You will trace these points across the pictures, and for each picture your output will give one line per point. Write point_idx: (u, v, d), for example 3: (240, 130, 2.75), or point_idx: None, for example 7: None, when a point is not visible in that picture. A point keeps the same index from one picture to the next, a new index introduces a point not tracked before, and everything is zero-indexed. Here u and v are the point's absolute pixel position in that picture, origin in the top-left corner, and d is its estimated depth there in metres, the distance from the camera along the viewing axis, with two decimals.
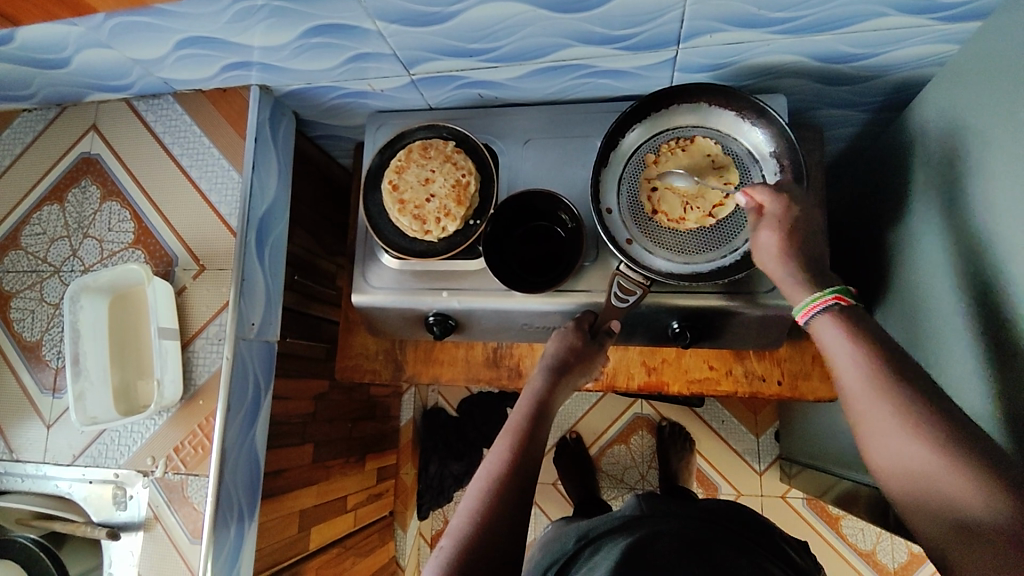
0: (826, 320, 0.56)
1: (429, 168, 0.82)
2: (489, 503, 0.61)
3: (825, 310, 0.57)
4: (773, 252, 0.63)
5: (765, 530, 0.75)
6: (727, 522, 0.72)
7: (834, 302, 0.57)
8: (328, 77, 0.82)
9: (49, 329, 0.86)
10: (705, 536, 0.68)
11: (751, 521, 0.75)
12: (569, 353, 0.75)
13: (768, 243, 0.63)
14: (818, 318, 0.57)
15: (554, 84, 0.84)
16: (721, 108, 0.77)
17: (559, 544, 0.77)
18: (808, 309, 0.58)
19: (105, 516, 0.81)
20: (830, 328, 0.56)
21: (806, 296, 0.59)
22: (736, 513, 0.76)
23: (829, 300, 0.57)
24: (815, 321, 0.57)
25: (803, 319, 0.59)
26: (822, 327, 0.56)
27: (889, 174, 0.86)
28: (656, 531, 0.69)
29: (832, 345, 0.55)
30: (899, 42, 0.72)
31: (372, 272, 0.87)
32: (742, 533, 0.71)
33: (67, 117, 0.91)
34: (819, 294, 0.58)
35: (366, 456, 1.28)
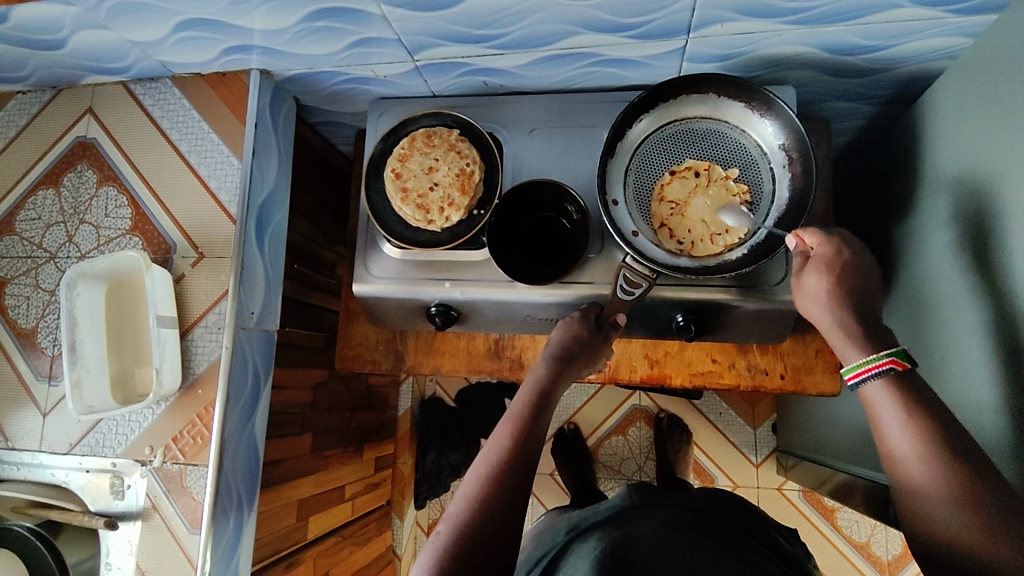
0: (876, 385, 0.58)
1: (433, 157, 0.81)
2: (489, 487, 0.60)
3: (877, 375, 0.58)
4: (818, 300, 0.65)
5: (755, 518, 0.75)
6: (726, 514, 0.72)
7: (888, 366, 0.58)
8: (331, 62, 0.81)
9: (44, 316, 0.85)
10: (699, 526, 0.67)
11: (741, 510, 0.75)
12: (574, 342, 0.74)
13: (814, 289, 0.65)
14: (868, 382, 0.59)
15: (560, 72, 0.83)
16: (731, 99, 0.76)
17: (550, 539, 0.77)
18: (858, 370, 0.60)
19: (102, 505, 0.80)
20: (880, 392, 0.58)
21: (855, 357, 0.61)
22: (725, 501, 0.76)
23: (884, 364, 0.58)
24: (865, 384, 0.59)
25: (851, 381, 0.60)
26: (873, 394, 0.58)
27: (896, 169, 0.86)
28: (642, 519, 0.68)
29: (885, 414, 0.56)
30: (911, 34, 0.71)
31: (374, 262, 0.86)
32: (731, 520, 0.71)
33: (62, 100, 0.89)
34: (872, 356, 0.59)
35: (364, 446, 1.28)
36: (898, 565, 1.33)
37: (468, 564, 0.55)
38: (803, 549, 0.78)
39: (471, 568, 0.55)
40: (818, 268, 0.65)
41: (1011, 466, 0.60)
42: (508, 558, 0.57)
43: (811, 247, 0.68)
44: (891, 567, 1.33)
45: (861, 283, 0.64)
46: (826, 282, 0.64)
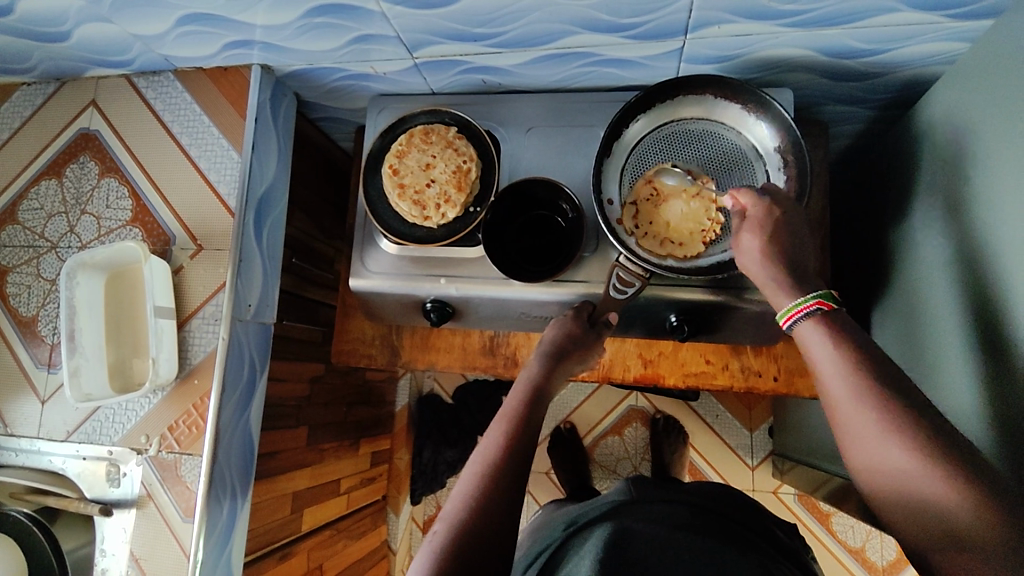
0: (810, 328, 0.56)
1: (430, 153, 0.81)
2: (484, 487, 0.61)
3: (807, 318, 0.57)
4: (755, 257, 0.62)
5: (756, 515, 0.75)
6: (723, 510, 0.72)
7: (816, 308, 0.56)
8: (331, 58, 0.81)
9: (45, 305, 0.86)
10: (697, 522, 0.67)
11: (739, 505, 0.75)
12: (567, 339, 0.75)
13: (750, 247, 0.62)
14: (801, 324, 0.57)
15: (558, 72, 0.83)
16: (727, 100, 0.77)
17: (547, 534, 0.77)
18: (790, 315, 0.58)
19: (98, 492, 0.81)
20: (813, 334, 0.56)
21: (789, 300, 0.58)
22: (723, 497, 0.76)
23: (811, 306, 0.56)
24: (797, 327, 0.57)
25: (786, 324, 0.58)
26: (806, 331, 0.56)
27: (892, 172, 0.86)
28: (642, 514, 0.68)
29: (818, 352, 0.55)
30: (908, 39, 0.71)
31: (371, 257, 0.86)
32: (731, 517, 0.71)
33: (66, 91, 0.90)
34: (800, 300, 0.57)
35: (361, 440, 1.29)
36: (893, 571, 1.33)
37: (463, 565, 0.55)
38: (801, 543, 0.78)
39: (465, 567, 0.55)
40: (753, 227, 0.63)
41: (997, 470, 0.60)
42: (502, 557, 0.57)
43: (746, 206, 0.64)
44: (886, 572, 1.33)
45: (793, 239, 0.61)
46: (758, 241, 0.62)
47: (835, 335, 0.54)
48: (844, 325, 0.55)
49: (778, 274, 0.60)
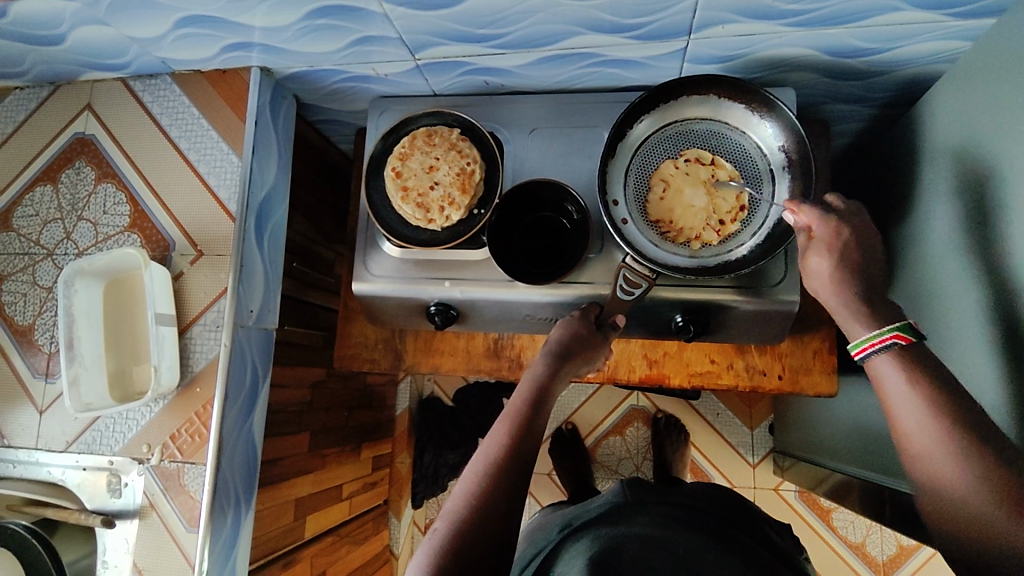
0: (885, 360, 0.56)
1: (434, 156, 0.81)
2: (486, 484, 0.60)
3: (882, 350, 0.57)
4: (824, 279, 0.62)
5: (750, 515, 0.76)
6: (718, 511, 0.73)
7: (892, 341, 0.56)
8: (332, 60, 0.80)
9: (42, 313, 0.84)
10: (692, 524, 0.67)
11: (735, 509, 0.75)
12: (573, 339, 0.74)
13: (820, 269, 0.62)
14: (876, 357, 0.57)
15: (561, 72, 0.83)
16: (731, 100, 0.77)
17: (544, 537, 0.76)
18: (863, 346, 0.58)
19: (99, 503, 0.80)
20: (888, 367, 0.56)
21: (862, 333, 0.59)
22: (718, 499, 0.76)
23: (887, 340, 0.57)
24: (870, 360, 0.58)
25: (859, 356, 0.59)
26: (880, 366, 0.57)
27: (895, 171, 0.86)
28: (639, 518, 0.67)
29: (893, 388, 0.55)
30: (912, 37, 0.71)
31: (374, 261, 0.86)
32: (726, 520, 0.71)
33: (61, 95, 0.89)
34: (875, 333, 0.57)
35: (362, 444, 1.28)
36: (893, 566, 1.34)
37: (464, 562, 0.55)
38: (794, 547, 0.78)
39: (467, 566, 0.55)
40: (821, 249, 0.63)
41: None
42: (507, 559, 0.57)
43: (812, 225, 0.65)
44: (886, 567, 1.34)
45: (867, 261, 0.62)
46: (832, 265, 0.62)
47: (914, 373, 0.55)
48: (922, 360, 0.55)
49: (849, 300, 0.61)
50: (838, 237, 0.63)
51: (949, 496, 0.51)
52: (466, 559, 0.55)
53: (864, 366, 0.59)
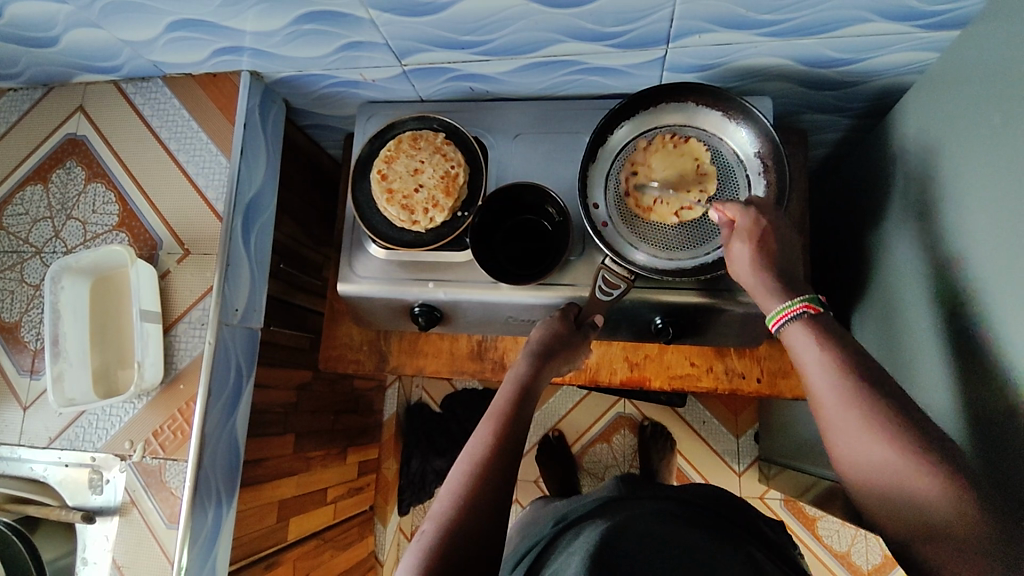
0: (797, 327, 0.59)
1: (418, 159, 0.82)
2: (473, 484, 0.61)
3: (793, 320, 0.59)
4: (745, 266, 0.64)
5: (742, 508, 0.77)
6: (705, 504, 0.74)
7: (802, 311, 0.59)
8: (320, 65, 0.82)
9: (28, 310, 0.85)
10: (677, 516, 0.68)
11: (726, 502, 0.77)
12: (554, 339, 0.75)
13: (742, 255, 0.65)
14: (790, 325, 0.60)
15: (545, 79, 0.85)
16: (708, 107, 0.78)
17: (536, 531, 0.78)
18: (778, 318, 0.61)
19: (80, 500, 0.80)
20: (799, 333, 0.58)
21: (776, 305, 0.61)
22: (711, 495, 0.77)
23: (799, 309, 0.59)
24: (785, 330, 0.60)
25: (775, 327, 0.61)
26: (794, 334, 0.59)
27: (869, 179, 0.88)
28: (635, 510, 0.68)
29: (807, 355, 0.57)
30: (882, 48, 0.74)
31: (359, 262, 0.87)
32: (721, 513, 0.73)
33: (54, 97, 0.91)
34: (787, 304, 0.60)
35: (348, 449, 1.28)
36: None
37: (453, 562, 0.55)
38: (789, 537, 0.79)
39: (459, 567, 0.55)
40: (742, 237, 0.65)
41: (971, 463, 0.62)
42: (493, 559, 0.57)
43: (732, 218, 0.67)
44: None
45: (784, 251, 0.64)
46: (750, 249, 0.64)
47: (823, 339, 0.56)
48: (829, 326, 0.57)
49: (767, 280, 0.63)
50: (758, 227, 0.65)
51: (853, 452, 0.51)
52: (455, 561, 0.55)
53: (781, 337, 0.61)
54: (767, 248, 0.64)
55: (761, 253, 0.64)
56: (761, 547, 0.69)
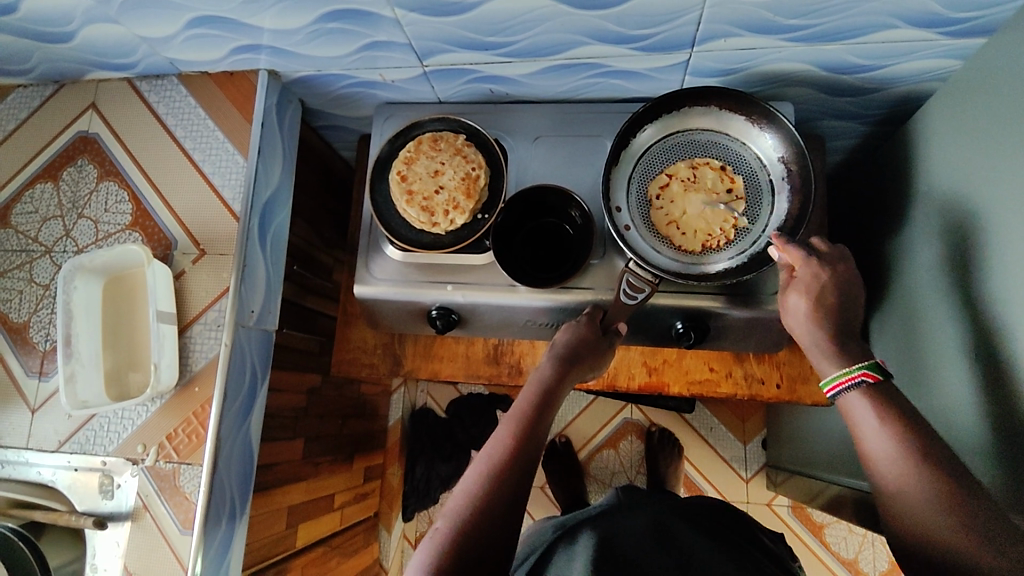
0: (855, 396, 0.60)
1: (439, 160, 0.82)
2: (488, 485, 0.59)
3: (853, 386, 0.61)
4: (800, 318, 0.67)
5: (744, 521, 0.78)
6: (705, 511, 0.75)
7: (861, 377, 0.60)
8: (340, 65, 0.82)
9: (37, 310, 0.83)
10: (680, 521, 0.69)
11: (727, 514, 0.77)
12: (579, 344, 0.73)
13: (797, 308, 0.67)
14: (847, 393, 0.61)
15: (566, 82, 0.84)
16: (732, 112, 0.78)
17: (537, 537, 0.80)
18: (834, 383, 0.62)
19: (90, 505, 0.78)
20: (858, 402, 0.60)
21: (832, 371, 0.63)
22: (708, 504, 0.79)
23: (856, 376, 0.61)
24: (842, 397, 0.61)
25: (831, 393, 0.63)
26: (851, 403, 0.60)
27: (888, 186, 0.88)
28: (630, 517, 0.69)
29: (863, 424, 0.59)
30: (905, 55, 0.74)
31: (376, 264, 0.86)
32: (718, 520, 0.74)
33: (65, 94, 0.89)
34: (846, 369, 0.61)
35: (355, 455, 1.26)
36: None
37: (461, 563, 0.54)
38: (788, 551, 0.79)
39: (467, 565, 0.55)
40: (801, 286, 0.67)
41: (998, 468, 0.61)
42: (501, 557, 0.56)
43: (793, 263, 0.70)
44: None
45: (844, 298, 0.66)
46: (808, 301, 0.66)
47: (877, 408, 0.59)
48: (889, 396, 0.59)
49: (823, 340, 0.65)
50: (817, 278, 0.67)
51: (910, 523, 0.53)
52: (465, 560, 0.55)
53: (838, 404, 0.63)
54: (825, 305, 0.66)
55: (820, 303, 0.66)
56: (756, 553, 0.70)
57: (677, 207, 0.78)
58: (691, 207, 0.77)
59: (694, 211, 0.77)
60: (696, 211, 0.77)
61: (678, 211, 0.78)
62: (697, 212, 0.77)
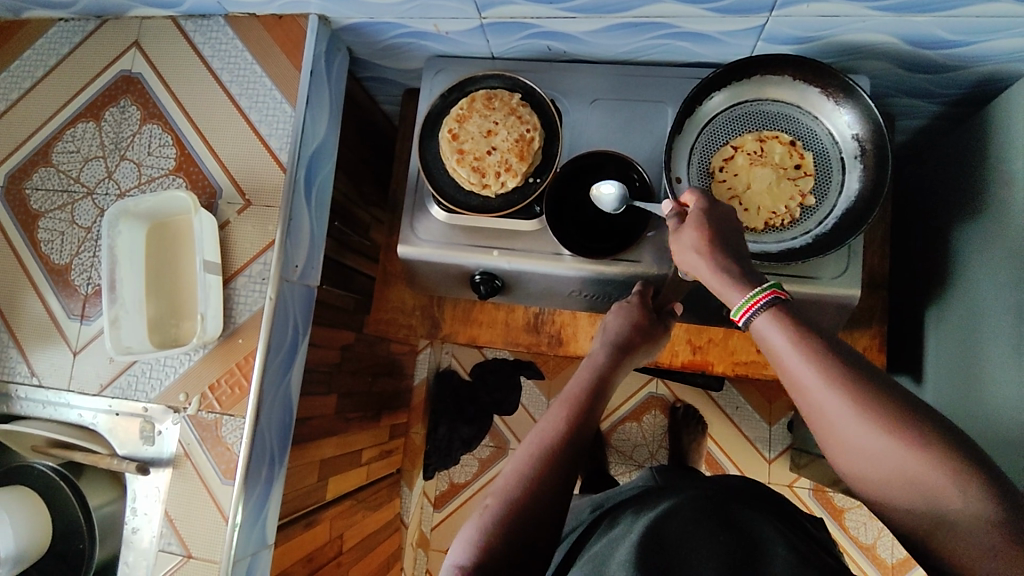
0: (766, 320, 0.52)
1: (492, 120, 0.78)
2: (539, 468, 0.58)
3: (763, 310, 0.52)
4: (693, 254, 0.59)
5: (787, 506, 0.76)
6: (745, 490, 0.75)
7: (771, 297, 0.52)
8: (393, 13, 0.78)
9: (79, 252, 0.82)
10: (721, 496, 0.68)
11: (762, 491, 0.77)
12: (634, 327, 0.72)
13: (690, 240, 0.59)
14: (758, 317, 0.52)
15: (628, 43, 0.80)
16: (808, 83, 0.74)
17: (576, 515, 0.80)
18: (744, 310, 0.53)
19: (131, 449, 0.79)
20: (771, 328, 0.51)
21: (739, 296, 0.54)
22: (751, 485, 0.78)
23: (766, 296, 0.52)
24: (754, 321, 0.52)
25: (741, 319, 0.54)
26: (764, 328, 0.52)
27: (958, 171, 0.84)
28: (676, 496, 0.69)
29: (784, 353, 0.50)
30: (999, 31, 0.69)
31: (421, 225, 0.84)
32: (753, 495, 0.74)
33: (108, 30, 0.86)
34: (752, 293, 0.53)
35: (382, 412, 1.27)
36: (902, 568, 1.33)
37: (510, 541, 0.54)
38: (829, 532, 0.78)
39: (517, 542, 0.54)
40: (695, 219, 0.60)
41: None
42: (550, 537, 0.56)
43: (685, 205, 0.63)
44: (896, 570, 1.33)
45: (729, 231, 0.59)
46: (700, 233, 0.59)
47: (791, 324, 0.50)
48: (795, 313, 0.51)
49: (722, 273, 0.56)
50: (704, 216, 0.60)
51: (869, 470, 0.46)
52: (515, 538, 0.54)
53: (748, 331, 0.54)
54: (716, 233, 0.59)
55: (712, 234, 0.59)
56: (798, 530, 0.70)
57: (740, 181, 0.74)
58: (756, 182, 0.74)
59: (758, 185, 0.74)
60: (760, 185, 0.74)
61: (741, 183, 0.74)
62: (760, 186, 0.74)
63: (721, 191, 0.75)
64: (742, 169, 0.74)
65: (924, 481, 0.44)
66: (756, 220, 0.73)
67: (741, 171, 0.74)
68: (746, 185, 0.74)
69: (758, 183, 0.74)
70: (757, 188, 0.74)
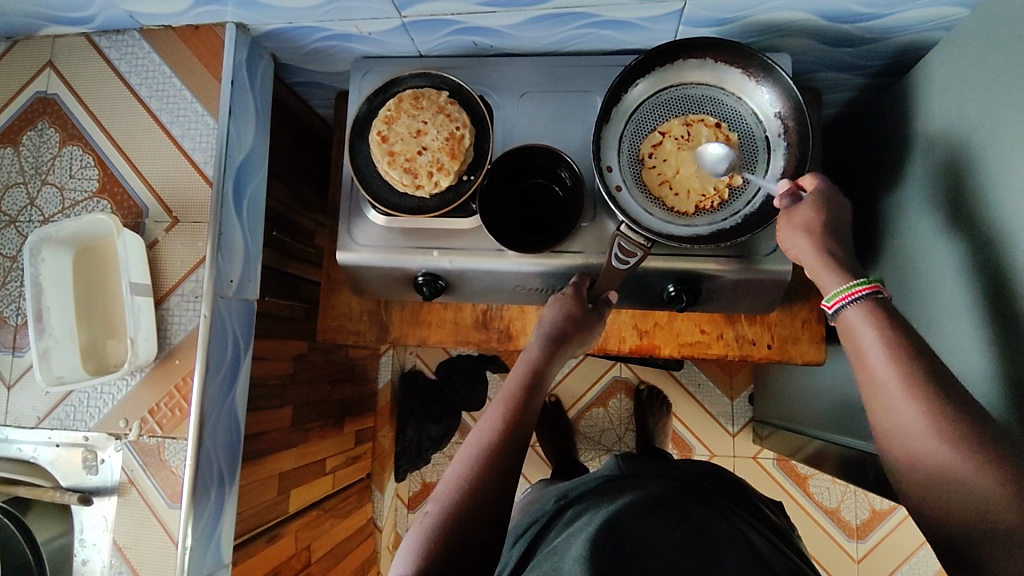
0: (857, 310, 0.57)
1: (421, 119, 0.77)
2: (477, 471, 0.59)
3: (856, 301, 0.57)
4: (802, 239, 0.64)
5: (741, 491, 0.78)
6: (704, 484, 0.75)
7: (866, 292, 0.57)
8: (312, 17, 0.76)
9: (6, 284, 0.80)
10: (682, 497, 0.68)
11: (725, 482, 0.78)
12: (568, 321, 0.74)
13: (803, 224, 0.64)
14: (849, 307, 0.57)
15: (552, 34, 0.80)
16: (728, 65, 0.75)
17: (539, 506, 0.79)
18: (839, 298, 0.58)
19: (75, 480, 0.77)
20: (860, 316, 0.56)
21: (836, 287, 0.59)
22: (708, 475, 0.79)
23: (863, 290, 0.57)
24: (845, 310, 0.57)
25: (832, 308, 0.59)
26: (852, 316, 0.57)
27: (884, 141, 0.86)
28: (634, 493, 0.69)
29: (866, 345, 0.55)
30: (909, 3, 0.70)
31: (358, 229, 0.83)
32: (711, 488, 0.74)
33: (19, 51, 0.83)
34: (851, 284, 0.58)
35: (345, 419, 1.26)
36: (866, 529, 1.37)
37: (451, 545, 0.54)
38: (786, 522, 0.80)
39: (459, 546, 0.54)
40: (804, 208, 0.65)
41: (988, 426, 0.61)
42: (491, 536, 0.56)
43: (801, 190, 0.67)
44: (860, 531, 1.37)
45: (836, 218, 0.64)
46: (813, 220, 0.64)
47: (879, 317, 0.55)
48: (889, 309, 0.55)
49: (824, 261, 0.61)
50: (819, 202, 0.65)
51: (916, 462, 0.50)
52: (456, 542, 0.54)
53: (836, 318, 0.59)
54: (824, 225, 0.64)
55: (823, 217, 0.64)
56: (763, 531, 0.70)
57: (670, 167, 0.75)
58: (685, 166, 0.74)
59: (687, 170, 0.74)
60: (690, 170, 0.74)
61: (671, 168, 0.75)
62: (690, 171, 0.74)
63: (652, 178, 0.75)
64: (670, 155, 0.75)
65: (959, 474, 0.47)
66: (688, 203, 0.74)
67: (670, 157, 0.75)
68: (676, 170, 0.74)
69: (688, 168, 0.74)
70: (686, 173, 0.74)
